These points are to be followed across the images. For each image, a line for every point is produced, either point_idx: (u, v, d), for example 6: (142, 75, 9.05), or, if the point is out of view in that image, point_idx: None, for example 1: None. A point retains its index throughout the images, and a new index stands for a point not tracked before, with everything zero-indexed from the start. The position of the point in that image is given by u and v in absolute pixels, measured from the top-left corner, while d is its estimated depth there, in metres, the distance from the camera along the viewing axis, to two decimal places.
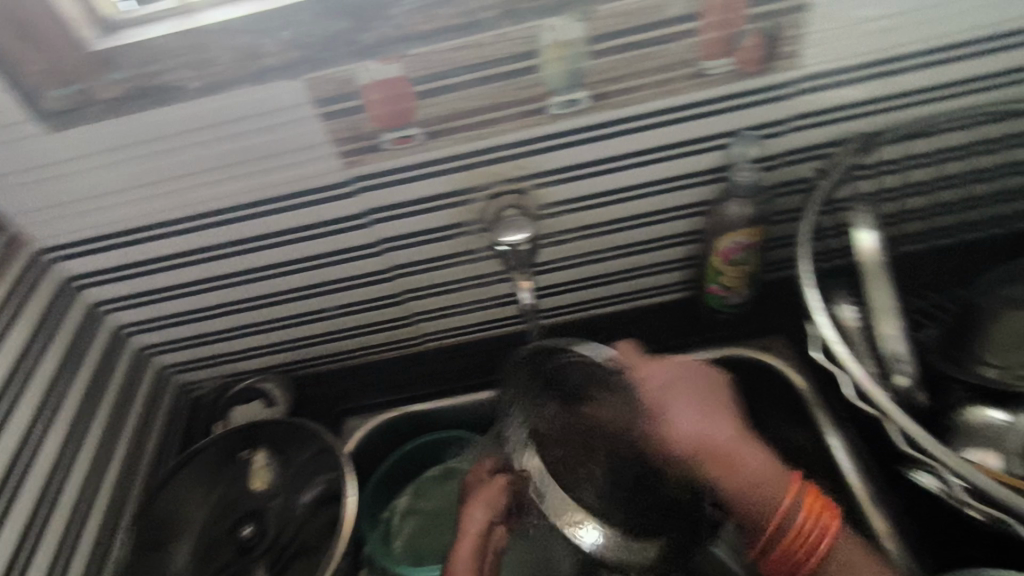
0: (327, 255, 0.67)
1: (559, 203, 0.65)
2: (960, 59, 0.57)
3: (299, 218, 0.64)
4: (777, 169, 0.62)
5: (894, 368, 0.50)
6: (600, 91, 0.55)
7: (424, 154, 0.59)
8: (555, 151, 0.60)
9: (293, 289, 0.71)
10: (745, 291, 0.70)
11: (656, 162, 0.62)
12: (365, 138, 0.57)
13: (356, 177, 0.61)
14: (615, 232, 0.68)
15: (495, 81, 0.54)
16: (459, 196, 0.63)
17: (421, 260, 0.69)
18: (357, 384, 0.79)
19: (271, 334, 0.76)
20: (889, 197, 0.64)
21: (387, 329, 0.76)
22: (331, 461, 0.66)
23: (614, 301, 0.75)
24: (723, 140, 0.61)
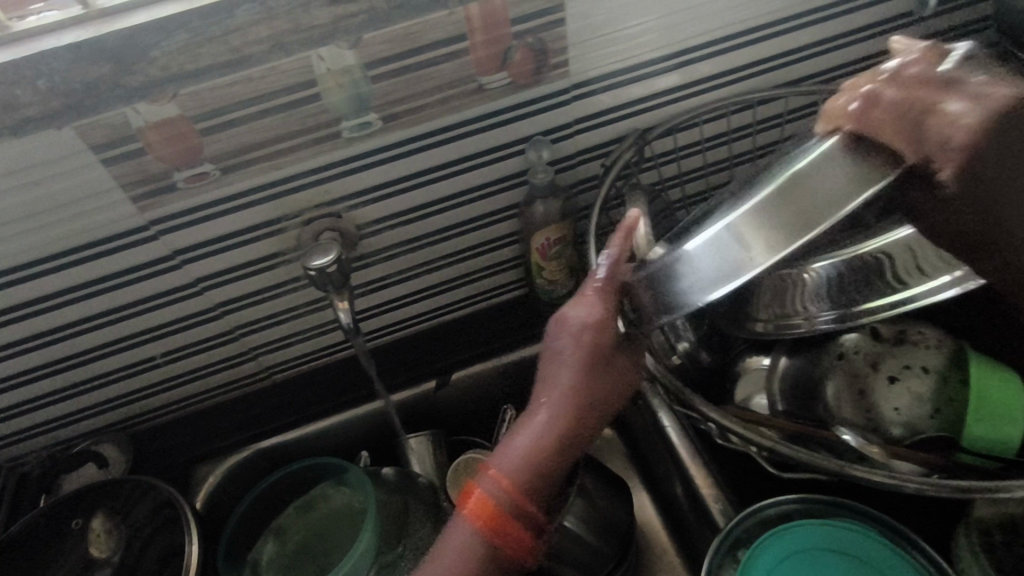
0: (143, 300, 0.65)
1: (376, 222, 0.66)
2: (701, 59, 0.66)
3: (103, 267, 0.61)
4: (570, 168, 0.69)
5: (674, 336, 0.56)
6: (389, 111, 0.58)
7: (224, 190, 0.59)
8: (359, 172, 0.62)
9: (113, 340, 0.68)
10: (569, 282, 0.75)
11: (463, 173, 0.65)
12: (155, 179, 0.56)
13: (158, 220, 0.59)
14: (438, 243, 0.71)
15: (280, 112, 0.55)
16: (273, 227, 0.63)
17: (248, 294, 0.68)
18: (204, 428, 0.77)
19: (99, 392, 0.72)
20: (668, 184, 0.72)
21: (226, 367, 0.75)
22: (174, 513, 0.64)
23: (452, 309, 0.79)
24: (519, 147, 0.65)
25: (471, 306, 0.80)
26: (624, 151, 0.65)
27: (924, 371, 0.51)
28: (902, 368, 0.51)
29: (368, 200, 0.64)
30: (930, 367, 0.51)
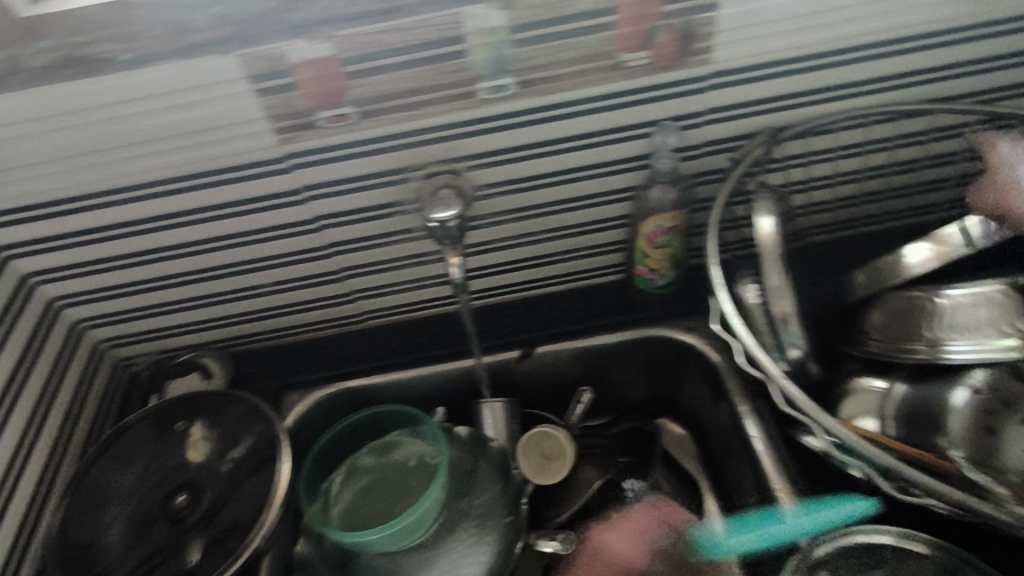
0: (264, 231, 0.69)
1: (492, 186, 0.67)
2: (853, 62, 0.62)
3: (234, 193, 0.65)
4: (695, 159, 0.67)
5: (789, 342, 0.54)
6: (526, 78, 0.58)
7: (359, 133, 0.61)
8: (486, 134, 0.62)
9: (230, 264, 0.71)
10: (670, 274, 0.74)
11: (584, 148, 0.65)
12: (298, 116, 0.59)
13: (293, 155, 0.62)
14: (547, 215, 0.71)
15: (423, 65, 0.56)
16: (395, 176, 0.65)
17: (359, 238, 0.71)
18: (297, 360, 0.81)
19: (209, 310, 0.77)
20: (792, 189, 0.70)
21: (326, 305, 0.78)
22: (266, 428, 0.68)
23: (547, 283, 0.80)
24: (646, 130, 0.64)
25: (566, 283, 0.80)
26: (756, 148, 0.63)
27: None
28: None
29: (489, 162, 0.65)
30: None
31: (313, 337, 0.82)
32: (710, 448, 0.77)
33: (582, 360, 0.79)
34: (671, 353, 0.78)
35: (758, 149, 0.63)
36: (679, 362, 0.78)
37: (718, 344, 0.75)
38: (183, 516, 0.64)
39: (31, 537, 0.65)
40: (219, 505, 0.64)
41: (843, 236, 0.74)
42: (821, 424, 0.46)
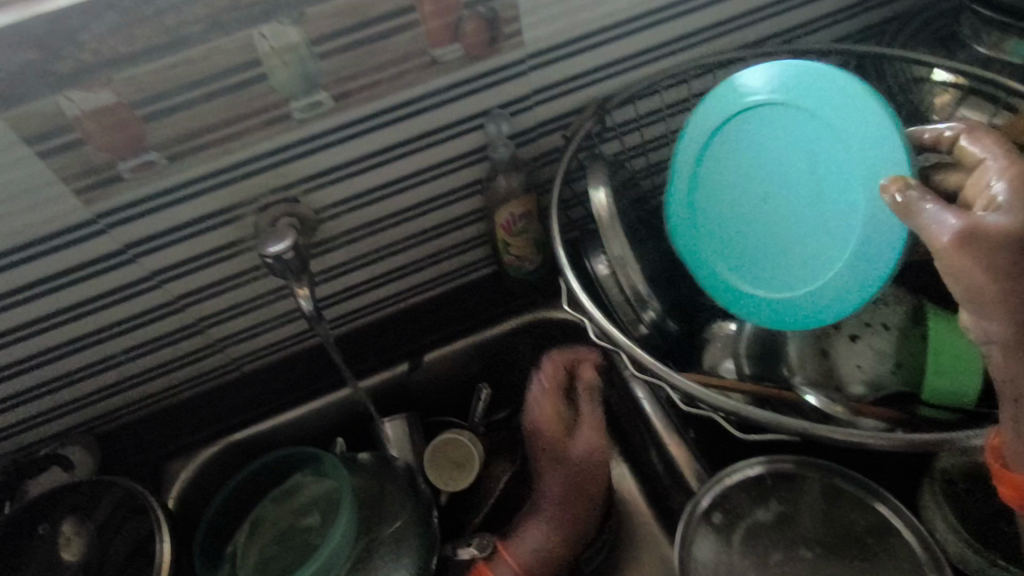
0: (97, 299, 0.63)
1: (334, 206, 0.65)
2: (658, 23, 0.64)
3: (48, 266, 0.59)
4: (532, 141, 0.67)
5: (642, 307, 0.56)
6: (339, 90, 0.56)
7: (172, 178, 0.57)
8: (312, 155, 0.60)
9: (68, 340, 0.65)
10: (536, 257, 0.74)
11: (419, 151, 0.64)
12: (98, 171, 0.54)
13: (106, 213, 0.57)
14: (401, 222, 0.69)
15: (223, 95, 0.53)
16: (227, 215, 0.61)
17: (208, 284, 0.66)
18: (172, 426, 0.76)
19: (59, 394, 0.70)
20: (633, 154, 0.72)
21: (191, 362, 0.73)
22: (141, 513, 0.63)
23: (420, 290, 0.78)
24: (477, 122, 0.64)
25: (440, 285, 0.79)
26: (585, 122, 0.64)
27: (884, 328, 0.50)
28: (865, 326, 0.51)
29: (325, 182, 0.62)
30: (890, 323, 0.51)
31: (187, 396, 0.77)
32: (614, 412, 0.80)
33: (467, 359, 0.78)
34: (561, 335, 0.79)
35: (587, 122, 0.64)
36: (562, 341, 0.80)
37: None
38: None
39: None
40: None
41: None
42: (672, 382, 0.49)
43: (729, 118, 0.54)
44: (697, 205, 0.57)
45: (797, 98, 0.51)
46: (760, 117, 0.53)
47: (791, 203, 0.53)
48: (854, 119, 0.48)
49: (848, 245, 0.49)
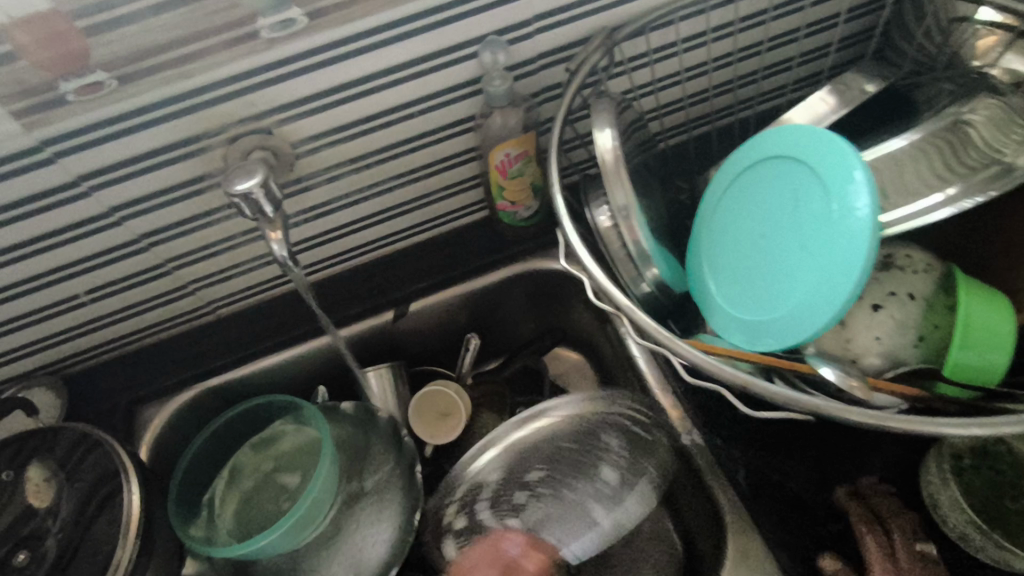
0: (51, 234, 0.58)
1: (312, 140, 0.59)
2: None
3: None
4: (532, 74, 0.61)
5: (644, 264, 0.51)
6: (313, 7, 0.49)
7: (125, 102, 0.50)
8: (284, 82, 0.53)
9: (23, 278, 0.60)
10: (532, 202, 0.69)
11: (405, 81, 0.57)
12: (37, 92, 0.47)
13: (52, 140, 0.51)
14: (386, 161, 0.63)
15: (178, 7, 0.46)
16: (191, 146, 0.55)
17: (174, 223, 0.61)
18: (143, 370, 0.72)
19: (19, 335, 0.65)
20: (643, 93, 0.65)
21: (160, 304, 0.69)
22: (106, 458, 0.61)
23: (407, 235, 0.73)
24: (471, 50, 0.57)
25: (427, 231, 0.74)
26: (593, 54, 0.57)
27: (910, 298, 0.46)
28: (888, 295, 0.46)
29: (299, 113, 0.56)
30: (916, 293, 0.46)
31: (158, 339, 0.73)
32: (608, 367, 0.78)
33: (457, 309, 0.74)
34: (556, 285, 0.75)
35: (595, 54, 0.57)
36: (558, 291, 0.75)
37: None
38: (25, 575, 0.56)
39: None
40: (65, 551, 0.56)
41: (699, 133, 0.70)
42: (672, 348, 0.45)
43: (739, 174, 0.51)
44: (701, 263, 0.53)
45: (798, 151, 0.47)
46: (760, 173, 0.50)
47: (778, 249, 0.48)
48: (841, 172, 0.43)
49: (816, 269, 0.44)
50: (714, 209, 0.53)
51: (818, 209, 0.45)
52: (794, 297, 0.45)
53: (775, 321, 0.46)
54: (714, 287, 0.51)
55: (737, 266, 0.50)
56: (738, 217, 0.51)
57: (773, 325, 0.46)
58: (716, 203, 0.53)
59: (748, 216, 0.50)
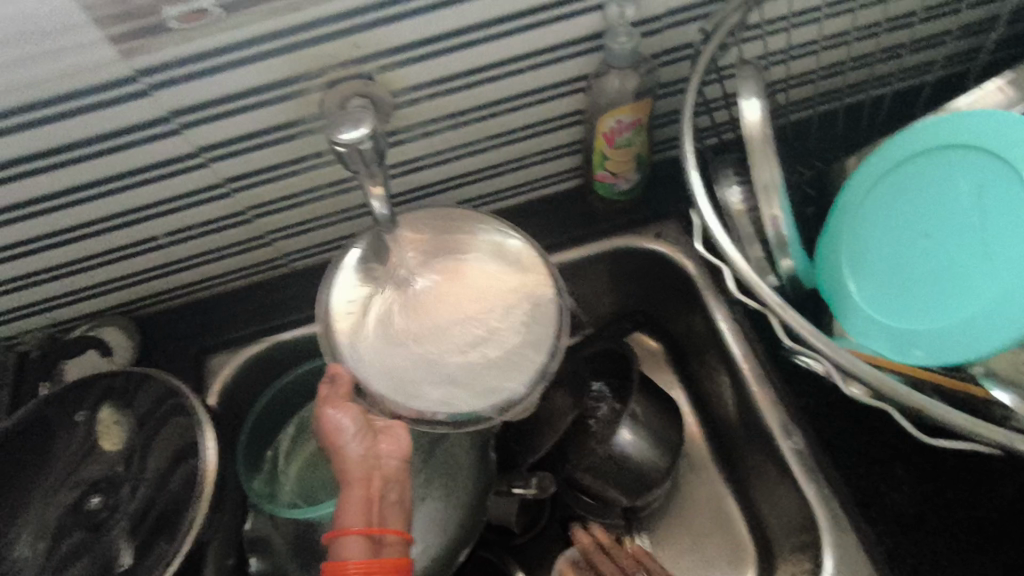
0: (137, 171, 0.55)
1: (414, 89, 0.54)
2: None
3: (81, 128, 0.50)
4: (659, 33, 0.55)
5: (781, 252, 0.46)
6: None
7: (227, 34, 0.46)
8: (395, 23, 0.48)
9: (105, 215, 0.58)
10: (633, 175, 0.64)
11: (522, 31, 0.52)
12: (138, 17, 0.44)
13: (148, 71, 0.47)
14: (486, 118, 0.59)
15: None
16: (288, 87, 0.51)
17: (262, 169, 0.58)
18: (214, 318, 0.70)
19: (95, 272, 0.64)
20: (775, 61, 0.59)
21: (237, 251, 0.66)
22: (182, 410, 0.58)
23: (494, 200, 0.69)
24: (597, 1, 0.51)
25: (515, 197, 0.69)
26: (734, 13, 0.51)
27: None
28: None
29: (406, 59, 0.51)
30: None
31: (231, 287, 0.71)
32: (688, 357, 0.72)
33: None
34: (646, 265, 0.69)
35: (736, 13, 0.51)
36: (646, 272, 0.70)
37: (690, 249, 0.66)
38: (103, 519, 0.55)
39: None
40: (141, 498, 0.55)
41: (827, 110, 0.64)
42: (828, 354, 0.39)
43: (889, 169, 0.48)
44: (831, 264, 0.50)
45: (972, 145, 0.45)
46: (915, 170, 0.47)
47: (940, 253, 0.45)
48: None
49: (997, 274, 0.42)
50: (850, 208, 0.50)
51: (1002, 211, 0.43)
52: (963, 305, 0.43)
53: (930, 333, 0.44)
54: (855, 289, 0.48)
55: (888, 269, 0.47)
56: (885, 217, 0.49)
57: (939, 334, 0.44)
58: (851, 202, 0.50)
59: (902, 214, 0.48)
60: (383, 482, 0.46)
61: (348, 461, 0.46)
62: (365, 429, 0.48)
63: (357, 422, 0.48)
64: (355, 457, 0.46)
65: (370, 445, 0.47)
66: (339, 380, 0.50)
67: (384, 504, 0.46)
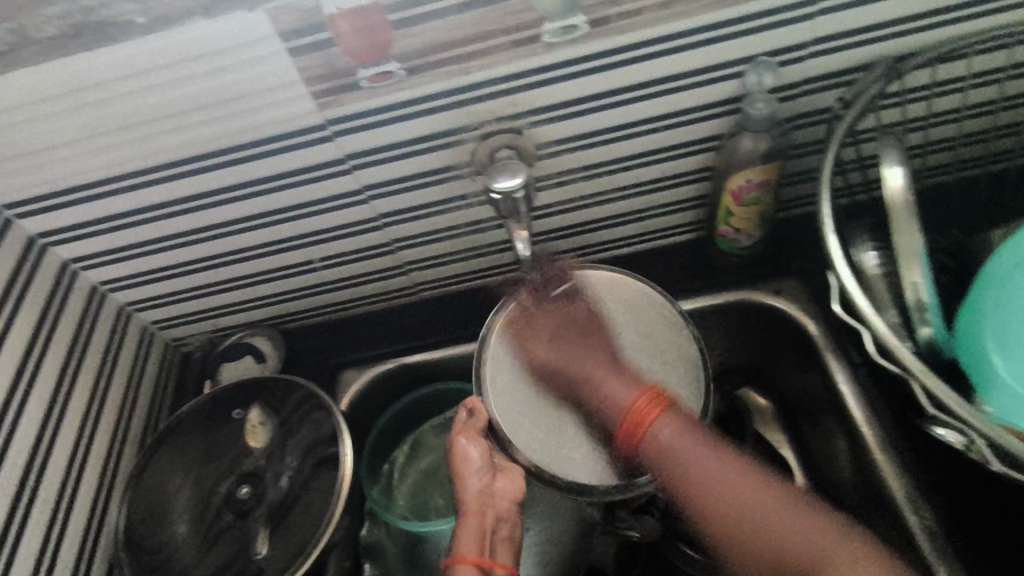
0: (309, 204, 0.63)
1: (558, 143, 0.59)
2: None
3: (273, 166, 0.59)
4: (795, 99, 0.58)
5: (920, 318, 0.46)
6: (599, 15, 0.50)
7: (407, 92, 0.53)
8: (550, 85, 0.54)
9: (275, 240, 0.67)
10: (757, 232, 0.66)
11: (662, 95, 0.56)
12: (338, 76, 0.51)
13: (336, 121, 0.55)
14: (619, 172, 0.63)
15: (477, 8, 0.48)
16: (448, 138, 0.58)
17: (413, 207, 0.65)
18: (349, 337, 0.77)
19: (257, 288, 0.73)
20: (913, 128, 0.59)
21: (377, 279, 0.73)
22: (325, 418, 0.64)
23: (614, 248, 0.72)
24: (737, 69, 0.55)
25: (635, 246, 0.72)
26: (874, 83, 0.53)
27: None
28: None
29: (554, 116, 0.57)
30: None
31: (366, 311, 0.78)
32: (801, 419, 0.70)
33: None
34: (763, 322, 0.70)
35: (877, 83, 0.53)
36: (763, 328, 0.70)
37: (812, 308, 0.67)
38: (249, 507, 0.62)
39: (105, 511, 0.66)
40: (281, 494, 0.62)
41: (966, 177, 0.63)
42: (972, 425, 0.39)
43: None
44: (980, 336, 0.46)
45: None
46: None
47: None
48: None
49: None
50: (1000, 277, 0.47)
51: None
52: None
53: None
54: (1004, 367, 0.44)
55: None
56: None
57: None
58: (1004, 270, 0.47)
59: None
60: (496, 516, 0.53)
61: (467, 492, 0.54)
62: (487, 467, 0.55)
63: (481, 458, 0.55)
64: (473, 491, 0.54)
65: (490, 482, 0.54)
66: (475, 412, 0.58)
67: (498, 538, 0.53)
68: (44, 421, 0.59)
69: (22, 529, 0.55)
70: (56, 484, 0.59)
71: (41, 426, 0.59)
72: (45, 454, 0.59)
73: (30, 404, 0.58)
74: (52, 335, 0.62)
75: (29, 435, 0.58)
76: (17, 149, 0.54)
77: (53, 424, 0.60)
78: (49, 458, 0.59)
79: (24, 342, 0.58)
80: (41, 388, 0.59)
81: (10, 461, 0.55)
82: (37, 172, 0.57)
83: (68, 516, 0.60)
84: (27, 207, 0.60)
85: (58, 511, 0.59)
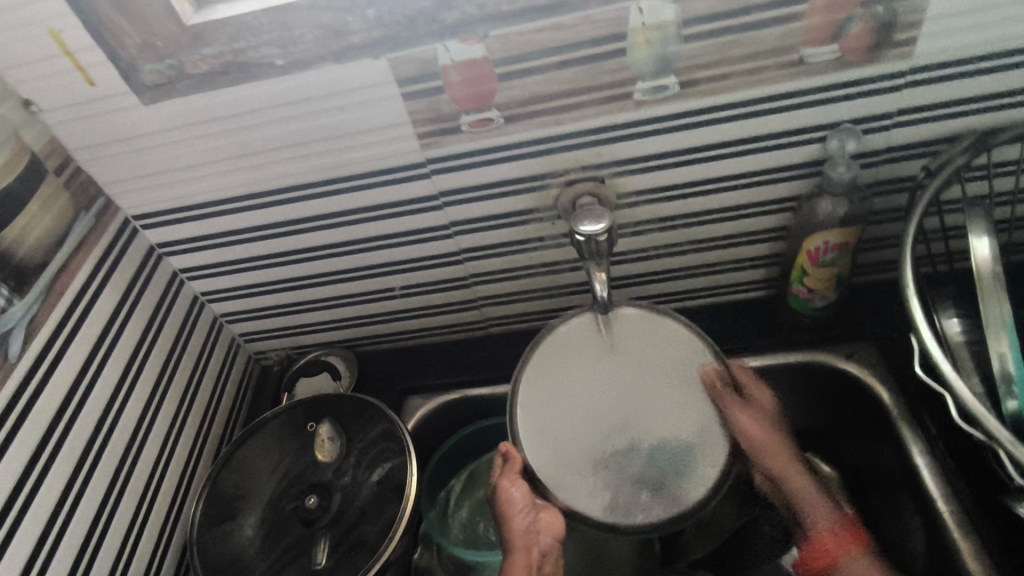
0: (398, 236, 0.68)
1: (638, 194, 0.62)
2: None
3: (371, 198, 0.64)
4: (876, 166, 0.59)
5: (1006, 391, 0.45)
6: (688, 78, 0.53)
7: (502, 138, 0.58)
8: (635, 139, 0.57)
9: (363, 266, 0.71)
10: (831, 295, 0.66)
11: (743, 155, 0.58)
12: (443, 120, 0.56)
13: (434, 160, 0.60)
14: (694, 225, 0.65)
15: (575, 66, 0.52)
16: (535, 183, 0.62)
17: (493, 245, 0.68)
18: (417, 365, 0.81)
19: (339, 311, 0.77)
20: (1000, 202, 0.59)
21: (451, 311, 0.77)
22: (395, 440, 0.66)
23: (683, 299, 0.74)
24: (820, 134, 0.57)
25: (702, 298, 0.74)
26: (960, 155, 0.54)
27: None
28: None
29: (638, 168, 0.60)
30: None
31: (436, 341, 0.82)
32: (869, 490, 0.68)
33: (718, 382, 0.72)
34: (833, 384, 0.69)
35: (962, 155, 0.54)
36: (833, 390, 0.69)
37: (886, 374, 0.65)
38: (314, 518, 0.64)
39: (180, 507, 0.69)
40: (346, 510, 0.64)
41: None
42: None
43: None
44: None
45: None
46: None
47: None
48: None
49: None
50: None
51: None
52: None
53: None
54: None
55: None
56: None
57: None
58: None
59: None
60: (542, 553, 0.53)
61: (513, 533, 0.54)
62: (531, 506, 0.55)
63: (523, 497, 0.55)
64: (518, 529, 0.54)
65: (534, 521, 0.54)
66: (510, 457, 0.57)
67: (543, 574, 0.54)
68: (140, 414, 0.64)
69: (112, 512, 0.59)
70: (143, 475, 0.64)
71: (137, 419, 0.64)
72: (138, 445, 0.64)
73: (131, 396, 0.63)
74: (156, 336, 0.67)
75: (127, 425, 0.62)
76: (154, 168, 0.61)
77: (148, 418, 0.65)
78: (141, 449, 0.64)
79: (133, 339, 0.64)
80: (142, 383, 0.65)
81: (108, 448, 0.60)
82: (167, 190, 0.64)
83: (150, 508, 0.64)
84: (152, 219, 0.67)
85: (142, 502, 0.63)
